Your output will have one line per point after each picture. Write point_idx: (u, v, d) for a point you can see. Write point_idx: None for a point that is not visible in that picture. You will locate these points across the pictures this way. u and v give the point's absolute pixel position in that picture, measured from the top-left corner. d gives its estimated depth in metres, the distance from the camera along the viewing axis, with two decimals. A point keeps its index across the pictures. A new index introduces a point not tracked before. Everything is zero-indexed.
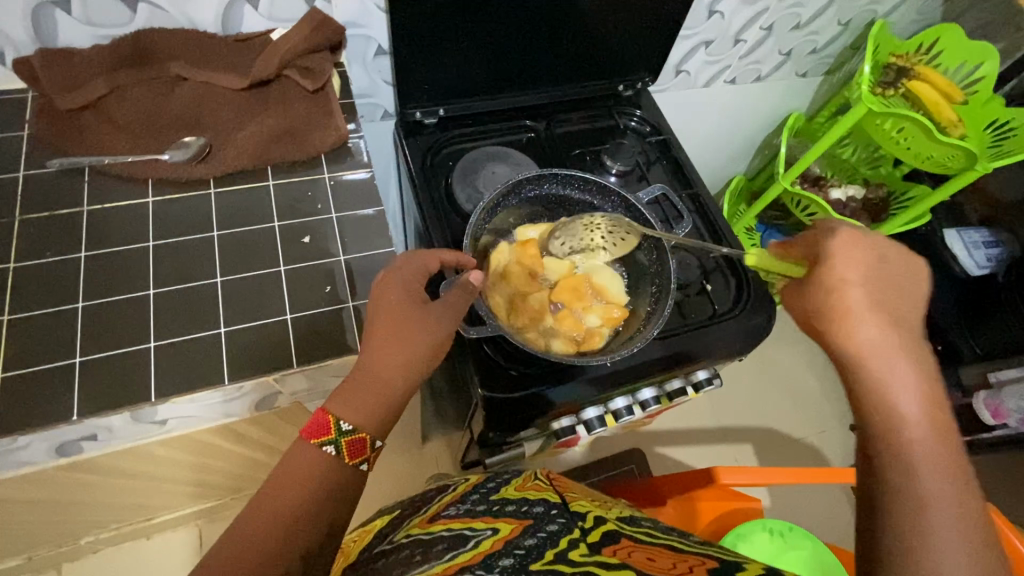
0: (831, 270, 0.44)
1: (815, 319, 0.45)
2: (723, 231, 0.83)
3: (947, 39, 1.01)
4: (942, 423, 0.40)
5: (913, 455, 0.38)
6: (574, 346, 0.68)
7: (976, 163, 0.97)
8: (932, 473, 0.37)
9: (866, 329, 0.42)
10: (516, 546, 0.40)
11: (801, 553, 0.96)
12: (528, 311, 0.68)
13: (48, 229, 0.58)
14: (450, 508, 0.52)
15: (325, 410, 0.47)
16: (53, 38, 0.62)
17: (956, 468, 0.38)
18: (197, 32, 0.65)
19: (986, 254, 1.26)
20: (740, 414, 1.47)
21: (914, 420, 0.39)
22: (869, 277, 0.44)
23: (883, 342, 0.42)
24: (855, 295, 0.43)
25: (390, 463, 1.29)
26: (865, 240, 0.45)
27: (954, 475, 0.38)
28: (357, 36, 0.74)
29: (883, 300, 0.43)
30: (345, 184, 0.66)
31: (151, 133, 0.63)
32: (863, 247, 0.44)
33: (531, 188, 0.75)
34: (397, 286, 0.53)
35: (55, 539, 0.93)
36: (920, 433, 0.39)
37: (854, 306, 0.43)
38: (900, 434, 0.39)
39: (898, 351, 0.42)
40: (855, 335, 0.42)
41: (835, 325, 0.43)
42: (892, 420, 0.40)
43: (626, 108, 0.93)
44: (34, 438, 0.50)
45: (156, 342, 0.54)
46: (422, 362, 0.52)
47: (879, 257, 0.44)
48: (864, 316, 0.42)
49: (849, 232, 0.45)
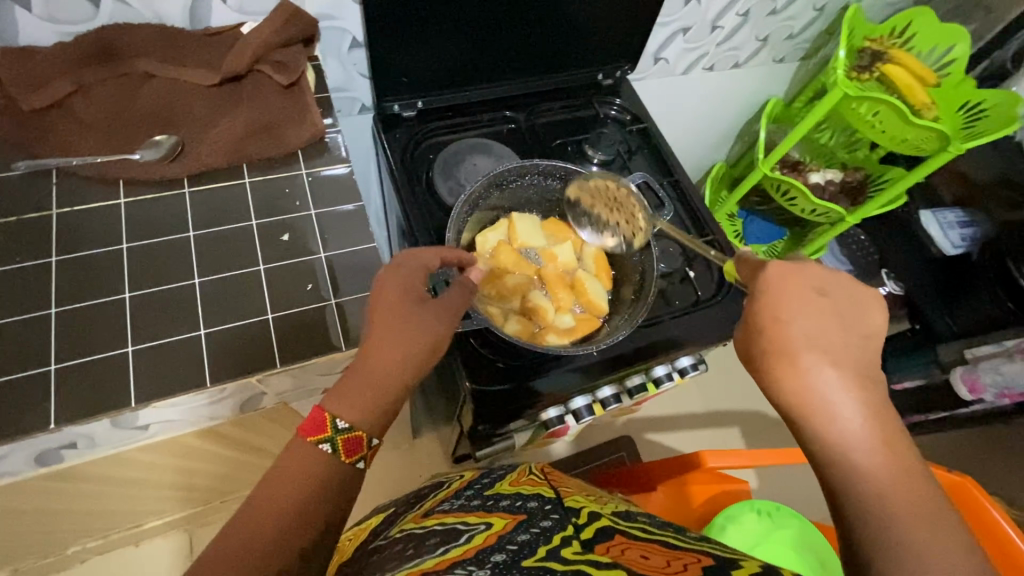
0: (765, 307, 0.42)
1: (757, 363, 0.42)
2: (705, 218, 0.84)
3: (921, 23, 1.03)
4: (908, 466, 0.37)
5: (882, 502, 0.35)
6: (530, 333, 0.68)
7: (950, 144, 0.98)
8: (906, 517, 0.34)
9: (808, 369, 0.39)
10: (509, 541, 0.41)
11: (787, 532, 0.98)
12: (503, 285, 0.69)
13: (17, 234, 0.56)
14: (445, 503, 0.52)
15: (320, 407, 0.47)
16: (14, 36, 0.60)
17: (927, 502, 0.35)
18: (165, 27, 0.64)
19: (961, 234, 1.30)
20: (727, 399, 1.49)
21: (872, 459, 0.37)
22: (808, 311, 0.41)
23: (828, 382, 0.39)
24: (790, 331, 0.41)
25: (381, 459, 1.29)
26: (797, 274, 0.42)
27: (927, 516, 0.35)
28: (332, 28, 0.73)
29: (825, 335, 0.41)
30: (324, 181, 0.65)
31: (122, 132, 0.61)
32: (799, 280, 0.42)
33: (515, 179, 0.74)
34: (397, 282, 0.53)
35: (40, 550, 0.91)
36: (881, 473, 0.36)
37: (790, 343, 0.40)
38: (862, 480, 0.36)
39: (843, 388, 0.39)
40: (798, 376, 0.39)
41: (773, 365, 0.41)
42: (851, 467, 0.37)
43: (606, 98, 0.93)
44: (11, 449, 0.49)
45: (134, 346, 0.53)
46: (421, 358, 0.51)
47: (813, 290, 0.42)
48: (802, 356, 0.40)
49: (779, 267, 0.43)
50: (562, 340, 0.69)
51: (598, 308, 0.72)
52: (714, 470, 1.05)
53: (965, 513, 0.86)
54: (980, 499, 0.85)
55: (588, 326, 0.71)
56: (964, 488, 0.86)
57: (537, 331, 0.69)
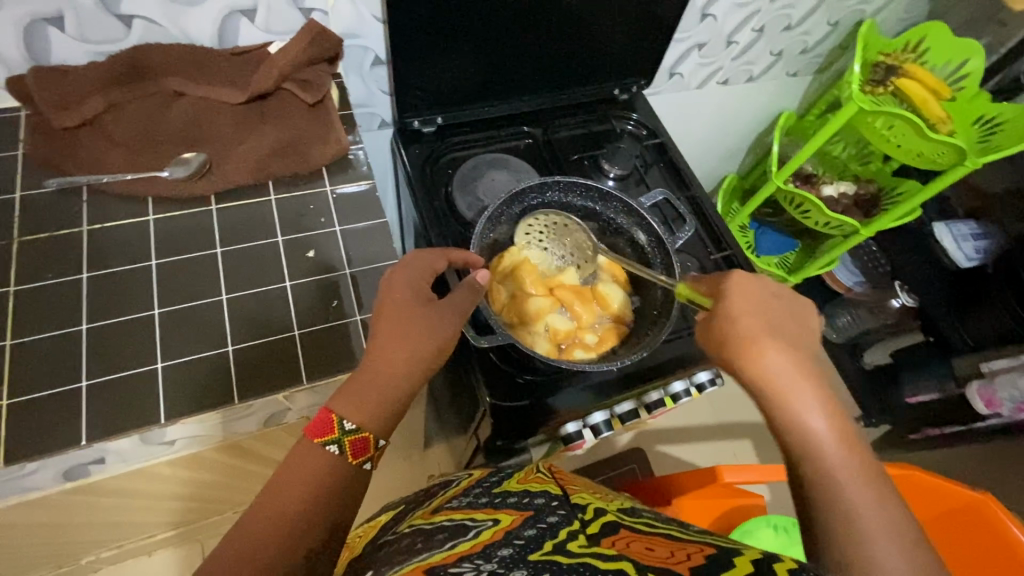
0: (729, 309, 0.46)
1: (721, 357, 0.46)
2: (721, 233, 0.84)
3: (935, 37, 1.02)
4: (858, 449, 0.40)
5: (839, 480, 0.39)
6: (557, 351, 0.69)
7: (966, 158, 0.98)
8: (860, 495, 0.38)
9: (772, 361, 0.43)
10: (515, 537, 0.40)
11: (807, 548, 0.98)
12: (525, 307, 0.69)
13: (47, 251, 0.57)
14: (453, 501, 0.52)
15: (328, 409, 0.47)
16: (46, 56, 0.61)
17: (875, 481, 0.39)
18: (193, 46, 0.65)
19: (975, 246, 1.29)
20: (739, 411, 1.48)
21: (830, 444, 0.40)
22: (765, 311, 0.46)
23: (785, 372, 0.43)
24: (752, 326, 0.45)
25: (392, 469, 1.29)
26: (759, 280, 0.48)
27: (875, 494, 0.38)
28: (355, 46, 0.74)
29: (782, 332, 0.45)
30: (348, 197, 0.65)
31: (150, 150, 0.62)
32: (758, 284, 0.48)
33: (535, 196, 0.75)
34: (403, 283, 0.54)
35: (57, 559, 0.91)
36: (841, 455, 0.40)
37: (755, 337, 0.44)
38: (824, 462, 0.40)
39: (800, 378, 0.43)
40: (762, 367, 0.43)
41: (742, 357, 0.44)
42: (815, 450, 0.40)
43: (622, 112, 0.93)
44: (41, 465, 0.49)
45: (163, 363, 0.53)
46: (427, 360, 0.52)
47: (769, 294, 0.47)
48: (765, 348, 0.44)
49: (740, 275, 0.48)
50: (589, 354, 0.69)
51: (619, 317, 0.72)
52: (729, 485, 1.05)
53: (985, 532, 0.85)
54: (1000, 516, 0.84)
55: (614, 337, 0.71)
56: (987, 507, 0.85)
57: (565, 347, 0.69)
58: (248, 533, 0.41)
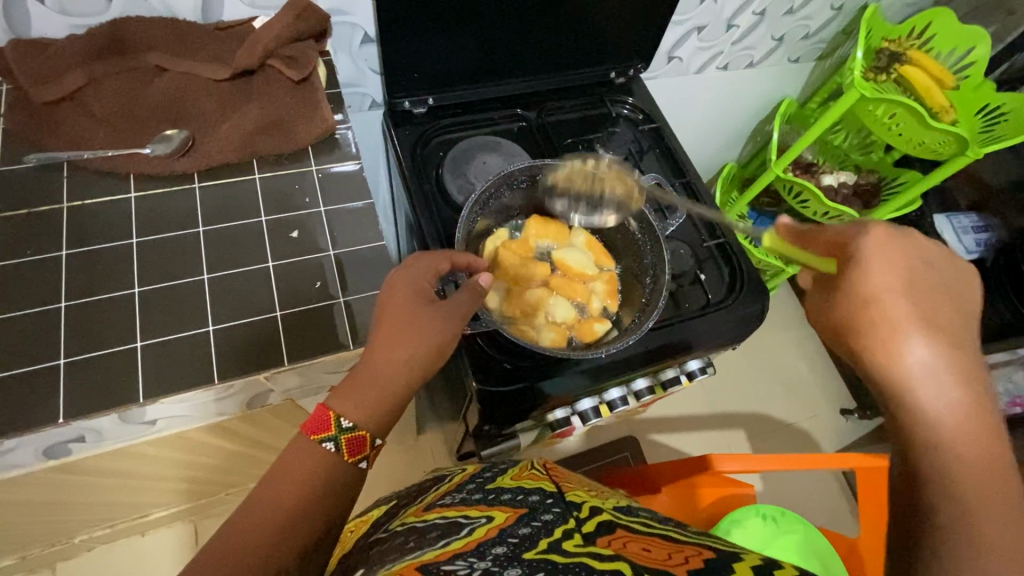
0: (865, 278, 0.41)
1: (854, 329, 0.42)
2: (716, 221, 0.82)
3: (941, 23, 1.01)
4: (998, 455, 0.37)
5: (970, 472, 0.36)
6: (568, 336, 0.70)
7: (968, 148, 0.96)
8: (991, 502, 0.35)
9: (913, 342, 0.39)
10: (510, 534, 0.40)
11: (795, 537, 0.97)
12: (522, 305, 0.69)
13: (27, 228, 0.56)
14: (446, 498, 0.51)
15: (326, 405, 0.46)
16: (27, 28, 0.60)
17: (1014, 493, 0.35)
18: (177, 20, 0.64)
19: (976, 239, 1.28)
20: (733, 401, 1.48)
21: (966, 441, 0.37)
22: (912, 285, 0.41)
23: (931, 359, 0.39)
24: (895, 304, 0.40)
25: (386, 454, 1.29)
26: (908, 245, 0.42)
27: (1012, 503, 0.35)
28: (343, 24, 0.73)
29: (937, 312, 0.40)
30: (334, 177, 0.64)
31: (131, 126, 0.61)
32: (912, 253, 0.42)
33: (525, 179, 0.73)
34: (402, 283, 0.53)
35: (48, 538, 0.91)
36: (978, 457, 0.36)
37: (899, 317, 0.40)
38: (951, 455, 0.36)
39: (947, 370, 0.38)
40: (906, 346, 0.39)
41: (878, 335, 0.40)
42: (943, 441, 0.37)
43: (618, 96, 0.91)
44: (20, 442, 0.49)
45: (142, 341, 0.53)
46: (421, 363, 0.51)
47: (920, 262, 0.42)
48: (909, 331, 0.39)
49: (885, 238, 0.42)
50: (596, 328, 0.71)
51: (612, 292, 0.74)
52: (721, 473, 1.05)
53: None
54: None
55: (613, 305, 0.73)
56: None
57: (576, 328, 0.71)
58: (230, 526, 0.41)
